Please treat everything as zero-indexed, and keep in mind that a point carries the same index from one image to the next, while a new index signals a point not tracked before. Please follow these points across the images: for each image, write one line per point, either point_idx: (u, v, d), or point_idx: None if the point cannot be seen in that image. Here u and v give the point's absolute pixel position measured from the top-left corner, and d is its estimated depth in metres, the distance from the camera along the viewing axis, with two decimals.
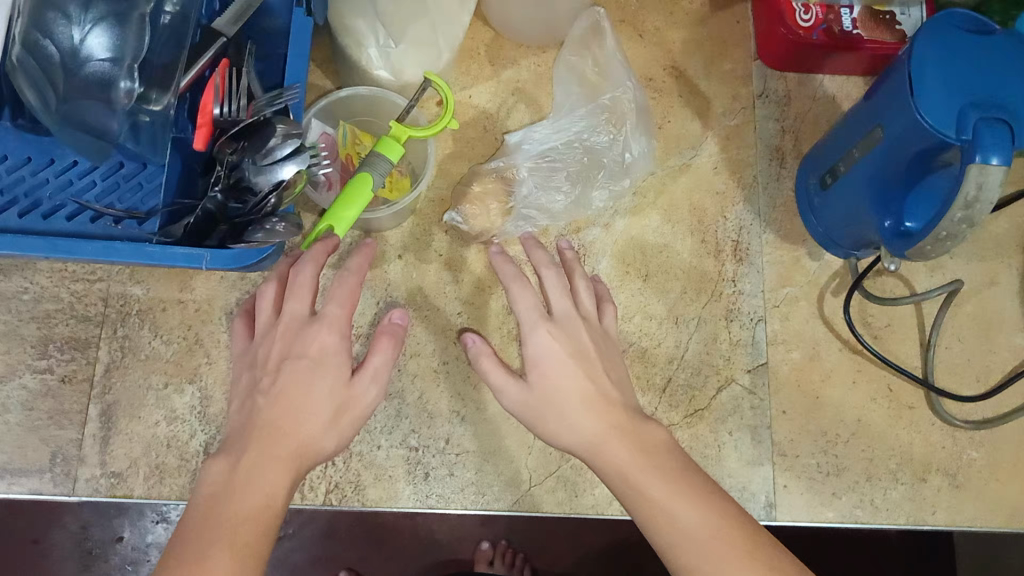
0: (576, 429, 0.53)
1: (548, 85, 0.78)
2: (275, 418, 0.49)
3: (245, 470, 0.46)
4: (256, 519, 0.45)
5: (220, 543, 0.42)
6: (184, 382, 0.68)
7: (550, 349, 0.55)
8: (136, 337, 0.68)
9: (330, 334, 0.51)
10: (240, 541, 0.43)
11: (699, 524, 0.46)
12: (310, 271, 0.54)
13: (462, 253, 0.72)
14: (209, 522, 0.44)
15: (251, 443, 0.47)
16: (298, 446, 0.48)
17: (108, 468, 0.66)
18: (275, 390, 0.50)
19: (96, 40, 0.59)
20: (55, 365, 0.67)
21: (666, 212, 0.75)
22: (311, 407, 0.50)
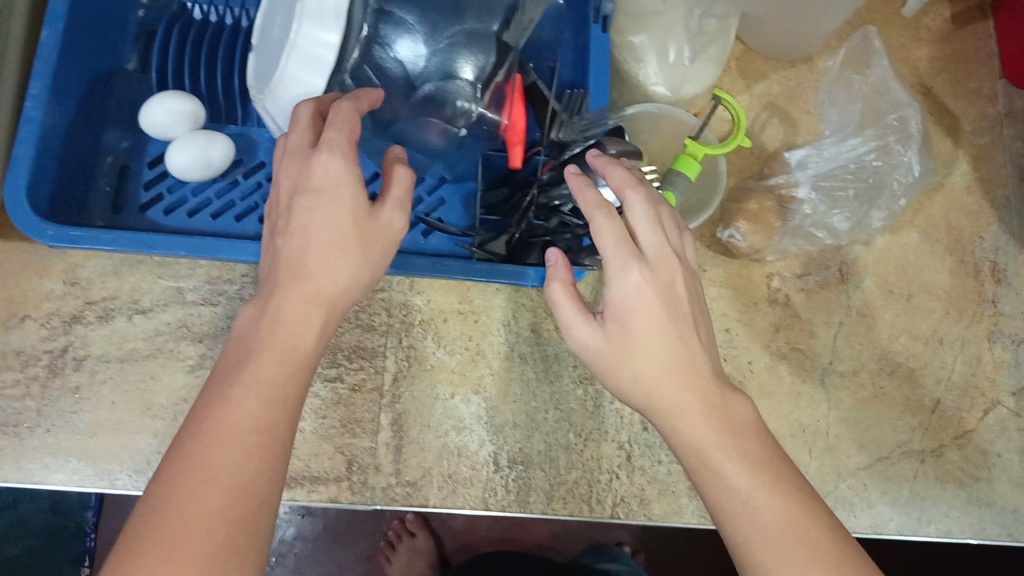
0: (649, 382, 0.46)
1: (800, 100, 0.76)
2: (299, 260, 0.47)
3: (270, 314, 0.46)
4: (280, 367, 0.44)
5: (243, 382, 0.43)
6: (469, 393, 0.69)
7: (644, 307, 0.46)
8: (420, 347, 0.69)
9: (333, 158, 0.47)
10: (257, 388, 0.43)
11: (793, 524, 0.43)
12: (308, 107, 0.50)
13: (727, 268, 0.72)
14: (242, 362, 0.44)
15: (277, 289, 0.46)
16: (314, 289, 0.46)
17: (403, 476, 0.67)
18: (294, 229, 0.47)
19: (427, 58, 0.57)
20: (345, 375, 0.68)
21: (924, 231, 0.75)
22: (331, 251, 0.47)
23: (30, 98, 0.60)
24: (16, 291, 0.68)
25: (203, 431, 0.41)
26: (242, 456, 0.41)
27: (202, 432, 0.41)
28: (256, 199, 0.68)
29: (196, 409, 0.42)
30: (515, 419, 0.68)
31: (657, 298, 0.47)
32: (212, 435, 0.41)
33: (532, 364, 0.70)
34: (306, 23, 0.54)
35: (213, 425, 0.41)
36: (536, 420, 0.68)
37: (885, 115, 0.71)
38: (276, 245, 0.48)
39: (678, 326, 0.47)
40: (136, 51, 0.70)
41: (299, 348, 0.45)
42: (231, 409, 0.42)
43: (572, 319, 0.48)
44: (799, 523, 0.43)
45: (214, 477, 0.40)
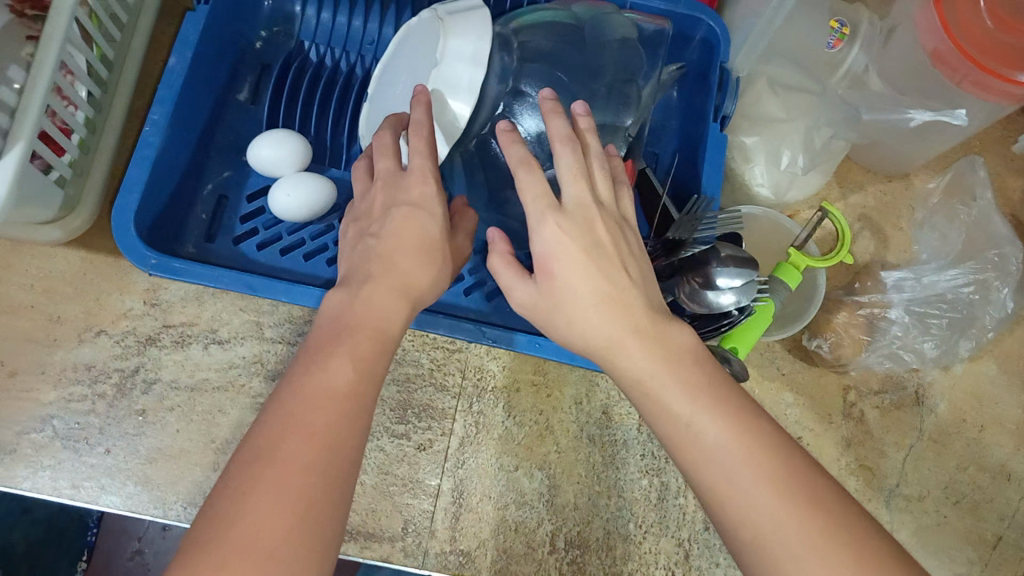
0: (592, 334, 0.50)
1: (894, 215, 0.76)
2: (393, 254, 0.51)
3: (362, 297, 0.49)
4: (372, 342, 0.47)
5: (340, 350, 0.46)
6: (533, 467, 0.67)
7: (564, 251, 0.50)
8: (490, 415, 0.68)
9: (428, 181, 0.53)
10: (352, 356, 0.46)
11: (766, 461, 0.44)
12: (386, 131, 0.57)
13: (803, 375, 0.72)
14: (340, 334, 0.47)
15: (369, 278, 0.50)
16: (405, 283, 0.50)
17: (457, 544, 0.65)
18: (386, 232, 0.52)
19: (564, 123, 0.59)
20: (412, 433, 0.67)
21: (1001, 362, 0.75)
22: (417, 256, 0.51)
23: (150, 123, 0.61)
24: (97, 304, 0.68)
25: (306, 384, 0.43)
26: (338, 414, 0.43)
27: (307, 386, 0.43)
28: None
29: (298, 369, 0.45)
30: (578, 502, 0.67)
31: (576, 242, 0.50)
32: (312, 389, 0.43)
33: (600, 447, 0.69)
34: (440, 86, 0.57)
35: (317, 381, 0.44)
36: (597, 505, 0.67)
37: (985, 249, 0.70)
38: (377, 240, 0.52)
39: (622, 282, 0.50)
40: (250, 83, 0.72)
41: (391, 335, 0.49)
42: (330, 368, 0.45)
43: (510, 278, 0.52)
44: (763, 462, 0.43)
45: (312, 421, 0.42)
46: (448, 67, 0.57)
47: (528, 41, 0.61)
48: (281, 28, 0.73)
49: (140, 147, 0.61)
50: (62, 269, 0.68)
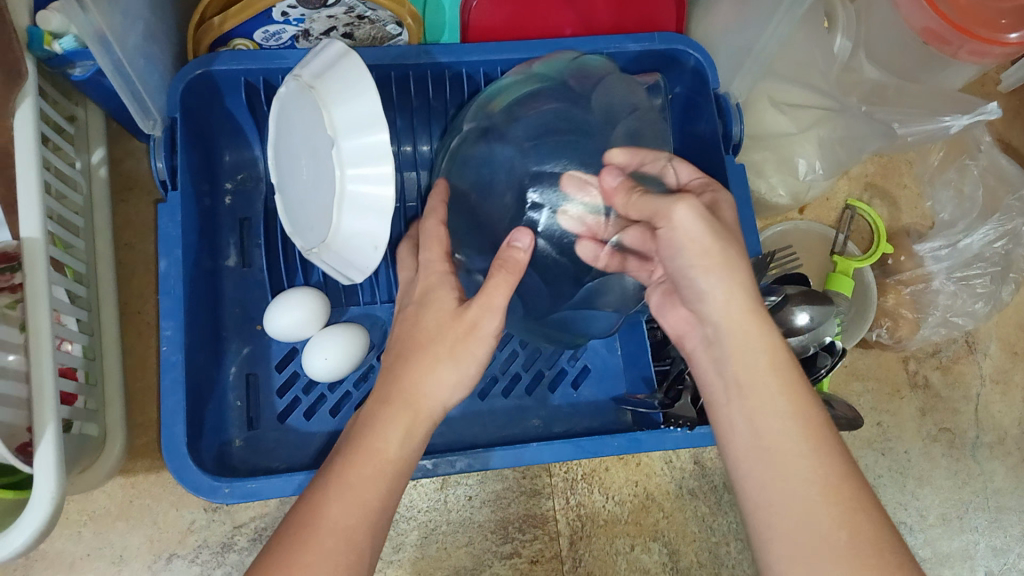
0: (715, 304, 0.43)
1: (897, 175, 0.75)
2: (391, 375, 0.45)
3: (364, 425, 0.43)
4: (380, 487, 0.41)
5: (334, 490, 0.41)
6: (648, 541, 0.67)
7: (685, 252, 0.43)
8: (590, 503, 0.67)
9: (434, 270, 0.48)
10: (354, 506, 0.40)
11: (788, 445, 0.40)
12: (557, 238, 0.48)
13: (864, 360, 0.72)
14: (331, 473, 0.42)
15: (379, 399, 0.44)
16: (410, 399, 0.44)
17: None
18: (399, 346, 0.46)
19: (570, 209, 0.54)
20: (520, 548, 0.65)
21: None
22: (457, 378, 0.45)
23: (165, 340, 0.56)
24: (159, 528, 0.62)
25: (302, 536, 0.39)
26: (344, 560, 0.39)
27: (295, 535, 0.39)
28: None
29: (303, 507, 0.40)
30: (700, 558, 0.67)
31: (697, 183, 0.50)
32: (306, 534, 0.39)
33: (703, 498, 0.68)
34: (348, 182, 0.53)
35: (332, 525, 0.39)
36: (719, 555, 0.67)
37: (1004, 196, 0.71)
38: (403, 342, 0.46)
39: (711, 273, 0.43)
40: (234, 245, 0.67)
41: (412, 462, 0.43)
42: (323, 517, 0.40)
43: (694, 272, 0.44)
44: (800, 441, 0.40)
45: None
46: (348, 146, 0.52)
47: (539, 130, 0.56)
48: (245, 174, 0.68)
49: (165, 370, 0.55)
50: (107, 506, 0.62)
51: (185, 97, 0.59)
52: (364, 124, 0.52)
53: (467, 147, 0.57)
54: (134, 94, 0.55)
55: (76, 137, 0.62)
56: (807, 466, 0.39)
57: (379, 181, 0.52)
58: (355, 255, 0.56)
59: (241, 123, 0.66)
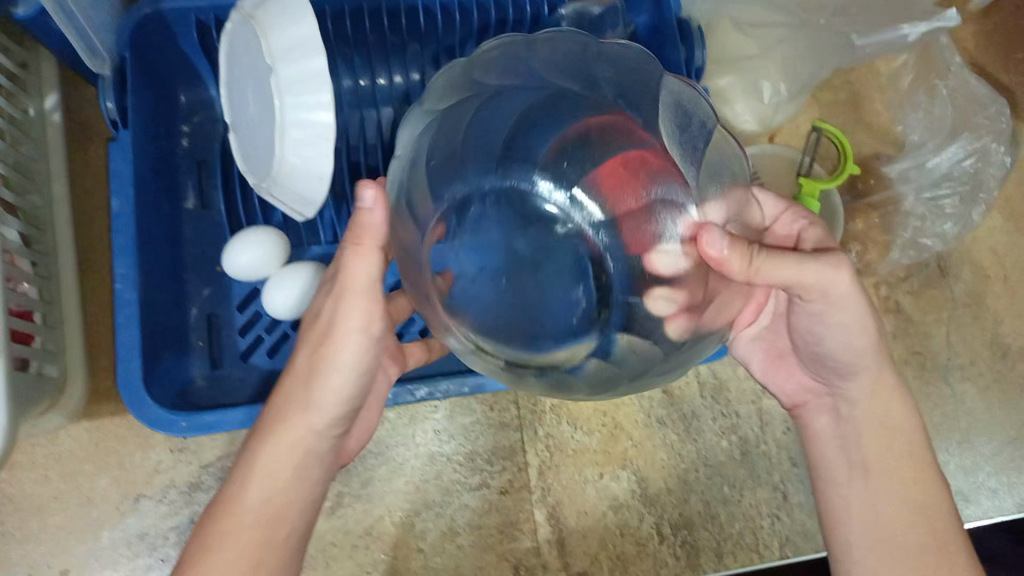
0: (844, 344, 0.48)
1: (875, 94, 0.72)
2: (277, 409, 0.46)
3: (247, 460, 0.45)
4: (264, 518, 0.44)
5: (215, 532, 0.43)
6: (616, 469, 0.66)
7: (839, 319, 0.47)
8: (559, 434, 0.67)
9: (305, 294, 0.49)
10: (235, 543, 0.42)
11: (873, 499, 0.48)
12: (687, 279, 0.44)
13: None
14: (215, 517, 0.44)
15: (262, 433, 0.46)
16: (289, 427, 0.45)
17: (572, 570, 0.64)
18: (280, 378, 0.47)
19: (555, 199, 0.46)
20: (489, 479, 0.65)
21: (1010, 209, 0.75)
22: (357, 365, 0.47)
23: (119, 278, 0.56)
24: (127, 469, 0.63)
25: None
26: None
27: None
28: None
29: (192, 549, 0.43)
30: (669, 484, 0.67)
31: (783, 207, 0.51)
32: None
33: (672, 427, 0.68)
34: (289, 107, 0.53)
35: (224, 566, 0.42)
36: (688, 481, 0.67)
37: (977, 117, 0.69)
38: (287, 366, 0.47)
39: (844, 328, 0.47)
40: (192, 187, 0.66)
41: (301, 481, 0.46)
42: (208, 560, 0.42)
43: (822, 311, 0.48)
44: (868, 489, 0.48)
45: None
46: (287, 71, 0.53)
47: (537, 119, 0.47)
48: (202, 114, 0.67)
49: (120, 308, 0.55)
50: (75, 448, 0.62)
51: (135, 35, 0.59)
52: (305, 47, 0.52)
53: (470, 109, 0.47)
54: (76, 31, 0.54)
55: (26, 81, 0.62)
56: (901, 512, 0.47)
57: (320, 106, 0.53)
58: (307, 184, 0.56)
59: (194, 62, 0.65)
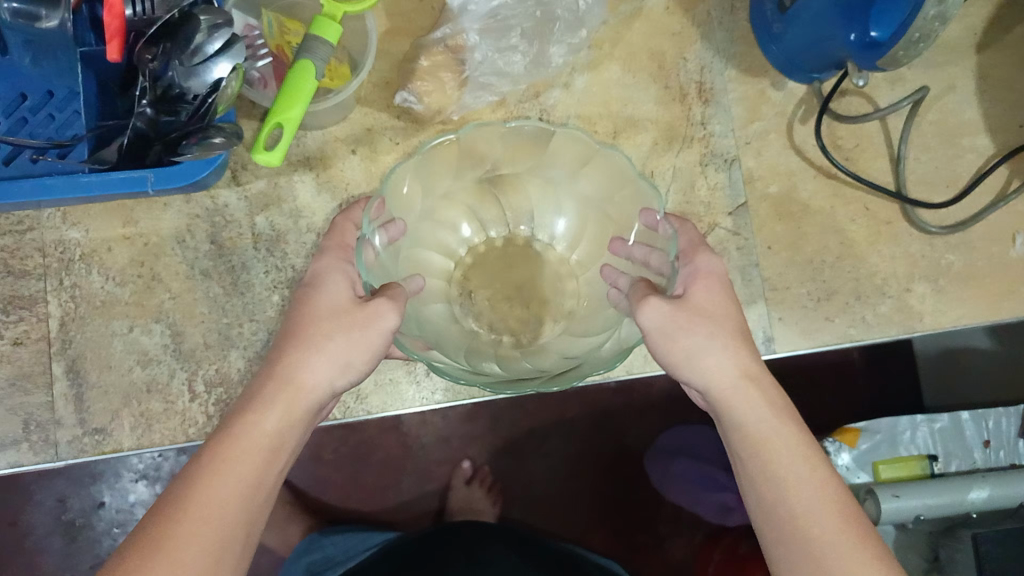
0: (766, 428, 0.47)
1: None
2: (286, 371, 0.47)
3: (292, 389, 0.47)
4: (253, 464, 0.44)
5: (276, 406, 0.46)
6: (150, 322, 0.63)
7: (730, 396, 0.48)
8: (87, 284, 0.63)
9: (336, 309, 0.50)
10: (241, 466, 0.43)
11: (803, 501, 0.44)
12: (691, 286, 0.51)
13: (419, 137, 0.67)
14: (220, 435, 0.45)
15: (279, 368, 0.47)
16: (301, 375, 0.47)
17: (89, 425, 0.62)
18: (296, 334, 0.48)
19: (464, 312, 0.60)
20: (3, 329, 0.62)
21: (625, 62, 0.71)
22: (338, 361, 0.48)
23: None
24: None
25: (215, 459, 0.43)
26: (221, 503, 0.42)
27: (212, 454, 0.43)
28: None
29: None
30: (207, 340, 0.63)
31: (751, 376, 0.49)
32: (214, 458, 0.43)
33: (218, 279, 0.64)
34: None
35: (169, 558, 0.39)
36: (230, 336, 0.63)
37: None
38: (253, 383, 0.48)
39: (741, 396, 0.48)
40: None
41: (233, 497, 0.42)
42: (261, 428, 0.45)
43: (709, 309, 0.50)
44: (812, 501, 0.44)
45: (217, 489, 0.42)
46: None
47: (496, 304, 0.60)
48: None
49: None
50: None
51: None
52: None
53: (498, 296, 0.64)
54: None
55: None
56: (834, 521, 0.43)
57: None
58: None
59: None
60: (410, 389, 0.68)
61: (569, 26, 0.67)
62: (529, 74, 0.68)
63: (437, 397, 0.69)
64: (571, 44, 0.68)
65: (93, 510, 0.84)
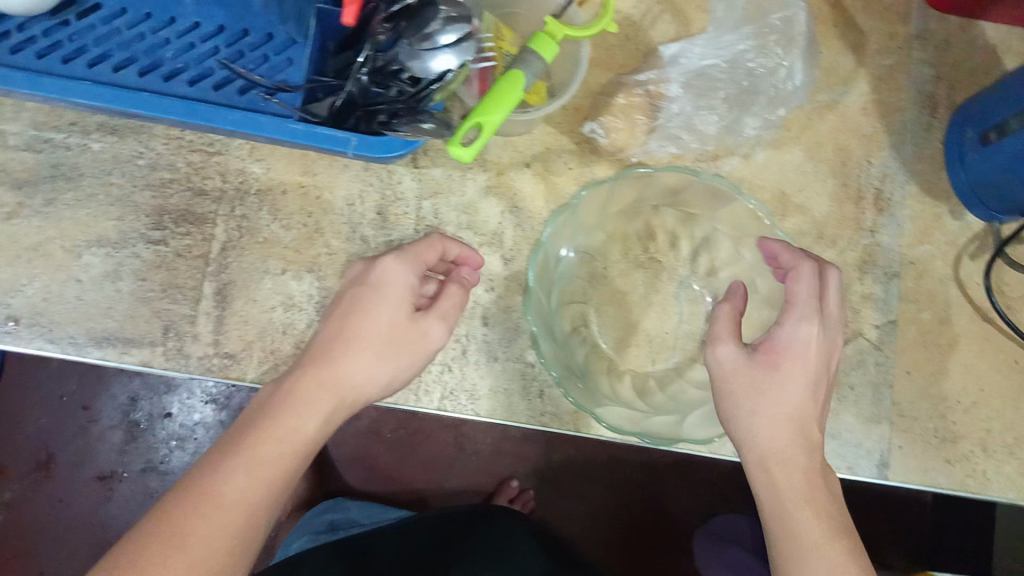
0: (807, 523, 0.46)
1: None
2: (328, 360, 0.49)
3: (292, 378, 0.48)
4: (292, 450, 0.45)
5: (324, 390, 0.48)
6: (302, 270, 0.66)
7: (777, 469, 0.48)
8: (255, 219, 0.66)
9: (435, 327, 0.52)
10: (284, 455, 0.45)
11: None
12: (786, 333, 0.50)
13: (592, 166, 0.69)
14: (257, 414, 0.47)
15: (334, 353, 0.49)
16: (328, 372, 0.49)
17: (221, 348, 0.64)
18: (338, 328, 0.50)
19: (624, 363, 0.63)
20: (169, 239, 0.65)
21: (810, 149, 0.71)
22: (376, 369, 0.50)
23: None
24: None
25: (246, 435, 0.45)
26: (251, 481, 0.43)
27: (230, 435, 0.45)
28: (89, 41, 0.65)
29: (150, 533, 0.40)
30: None
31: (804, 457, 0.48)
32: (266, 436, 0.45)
33: (373, 249, 0.66)
34: None
35: (178, 516, 0.40)
36: None
37: (771, 13, 0.67)
38: (289, 369, 0.50)
39: (784, 471, 0.48)
40: None
41: (287, 473, 0.44)
42: (309, 417, 0.47)
43: (784, 366, 0.50)
44: None
45: (239, 466, 0.43)
46: None
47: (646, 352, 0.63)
48: None
49: None
50: None
51: None
52: None
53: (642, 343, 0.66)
54: None
55: None
56: None
57: None
58: None
59: None
60: (520, 404, 0.66)
61: (770, 102, 0.67)
62: (719, 137, 0.68)
63: (543, 420, 0.66)
64: (766, 119, 0.68)
65: (159, 419, 0.89)
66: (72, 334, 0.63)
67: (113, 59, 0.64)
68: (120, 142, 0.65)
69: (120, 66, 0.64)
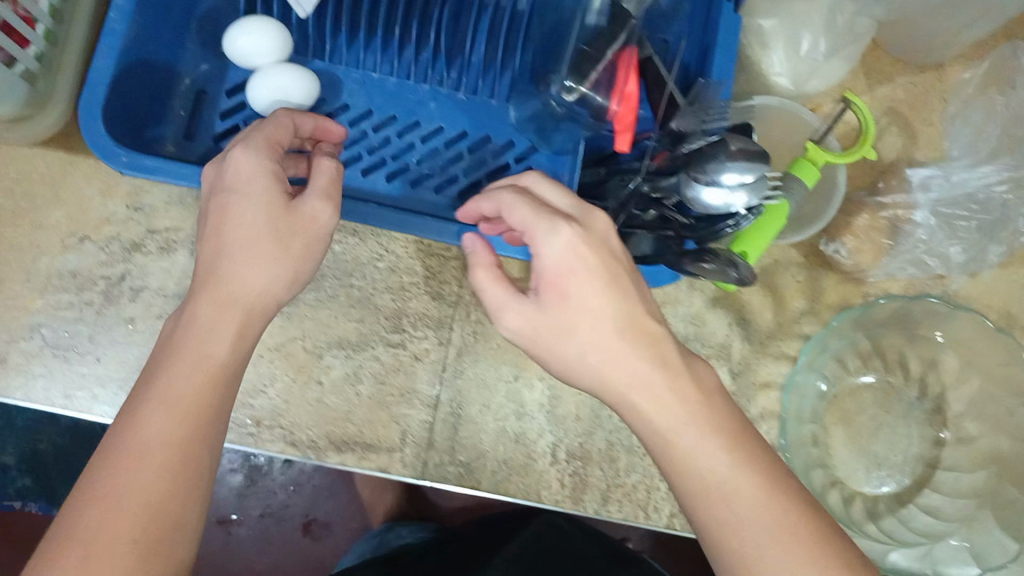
0: (756, 519, 0.43)
1: (925, 111, 0.71)
2: (214, 273, 0.46)
3: (204, 314, 0.45)
4: (189, 408, 0.43)
5: (189, 336, 0.44)
6: (534, 378, 0.66)
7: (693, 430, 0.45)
8: (490, 324, 0.66)
9: (324, 210, 0.48)
10: (171, 436, 0.42)
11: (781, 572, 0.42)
12: (558, 255, 0.46)
13: (821, 280, 0.67)
14: (167, 357, 0.44)
15: (217, 266, 0.46)
16: (226, 290, 0.45)
17: (456, 455, 0.64)
18: (215, 222, 0.47)
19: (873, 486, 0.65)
20: (408, 342, 0.65)
21: None
22: (278, 275, 0.47)
23: (115, 11, 0.56)
24: (80, 211, 0.65)
25: (136, 403, 0.43)
26: (160, 456, 0.41)
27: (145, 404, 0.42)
28: (339, 145, 0.65)
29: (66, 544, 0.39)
30: (579, 412, 0.66)
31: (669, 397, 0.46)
32: (142, 406, 0.42)
33: None
34: None
35: (102, 514, 0.40)
36: (600, 416, 0.66)
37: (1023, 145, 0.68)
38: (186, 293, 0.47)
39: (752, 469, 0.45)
40: None
41: (210, 404, 0.44)
42: (174, 376, 0.43)
43: (566, 302, 0.46)
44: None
45: (142, 451, 0.41)
46: None
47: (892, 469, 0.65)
48: None
49: (105, 35, 0.55)
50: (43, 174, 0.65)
51: None
52: None
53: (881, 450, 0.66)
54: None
55: None
56: None
57: None
58: None
59: None
60: None
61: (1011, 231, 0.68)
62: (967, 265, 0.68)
63: None
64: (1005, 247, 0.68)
65: None
66: (311, 436, 0.63)
67: (361, 162, 0.64)
68: (360, 244, 0.66)
69: (372, 170, 0.64)
